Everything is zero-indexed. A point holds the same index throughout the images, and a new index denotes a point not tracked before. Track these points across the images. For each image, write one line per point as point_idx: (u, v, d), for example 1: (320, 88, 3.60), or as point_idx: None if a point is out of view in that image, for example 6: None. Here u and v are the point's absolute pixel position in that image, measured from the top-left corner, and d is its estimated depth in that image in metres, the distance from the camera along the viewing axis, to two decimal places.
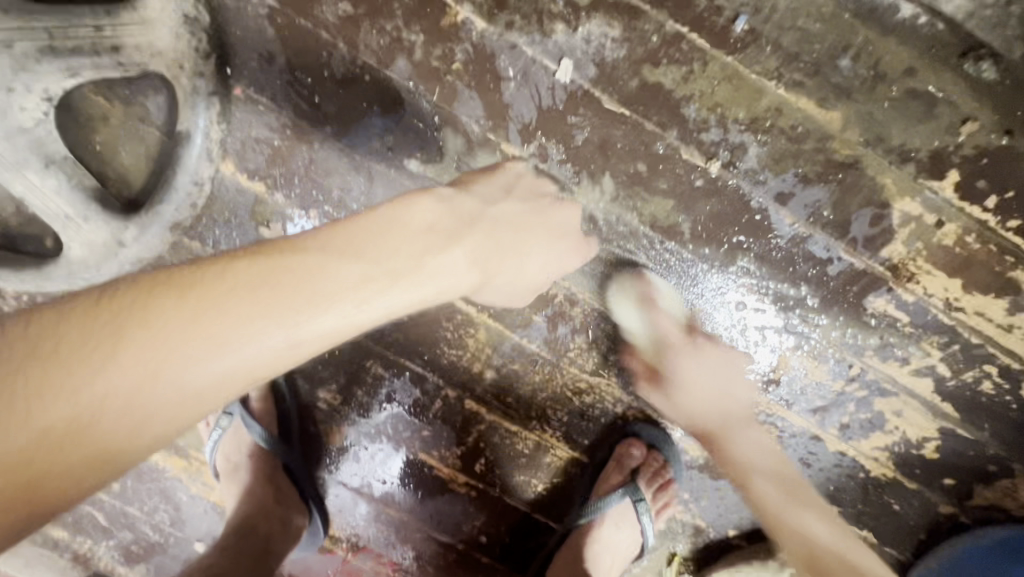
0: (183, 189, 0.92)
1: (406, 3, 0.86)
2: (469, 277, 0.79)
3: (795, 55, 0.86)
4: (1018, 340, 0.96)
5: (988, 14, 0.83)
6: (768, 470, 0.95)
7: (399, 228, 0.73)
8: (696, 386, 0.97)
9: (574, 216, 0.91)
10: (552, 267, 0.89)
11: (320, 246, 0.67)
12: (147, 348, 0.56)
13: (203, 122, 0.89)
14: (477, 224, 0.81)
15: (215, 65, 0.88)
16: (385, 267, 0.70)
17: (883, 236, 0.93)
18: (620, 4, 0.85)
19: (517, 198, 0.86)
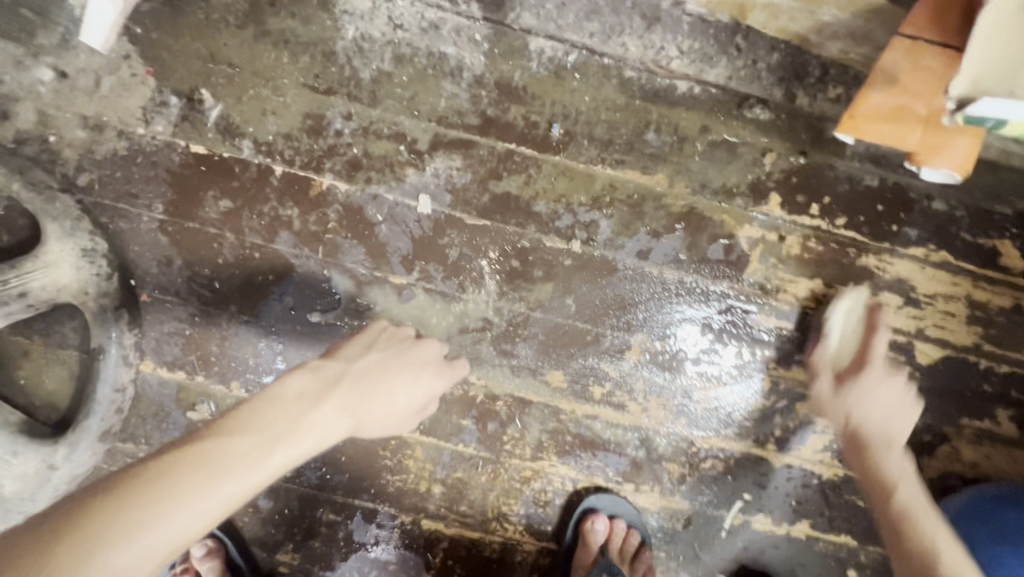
0: (106, 399, 0.96)
1: (277, 187, 1.00)
2: (344, 425, 0.80)
3: (609, 140, 1.02)
4: (891, 316, 1.06)
5: (744, 73, 1.01)
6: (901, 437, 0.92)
7: (270, 402, 0.75)
8: (868, 403, 0.95)
9: (430, 348, 0.95)
10: (420, 396, 0.91)
11: (216, 429, 0.69)
12: (63, 553, 0.53)
13: (116, 332, 0.96)
14: (345, 378, 0.83)
15: (118, 281, 0.97)
16: (269, 434, 0.71)
17: (741, 262, 1.04)
18: (454, 141, 1.01)
19: (377, 350, 0.90)
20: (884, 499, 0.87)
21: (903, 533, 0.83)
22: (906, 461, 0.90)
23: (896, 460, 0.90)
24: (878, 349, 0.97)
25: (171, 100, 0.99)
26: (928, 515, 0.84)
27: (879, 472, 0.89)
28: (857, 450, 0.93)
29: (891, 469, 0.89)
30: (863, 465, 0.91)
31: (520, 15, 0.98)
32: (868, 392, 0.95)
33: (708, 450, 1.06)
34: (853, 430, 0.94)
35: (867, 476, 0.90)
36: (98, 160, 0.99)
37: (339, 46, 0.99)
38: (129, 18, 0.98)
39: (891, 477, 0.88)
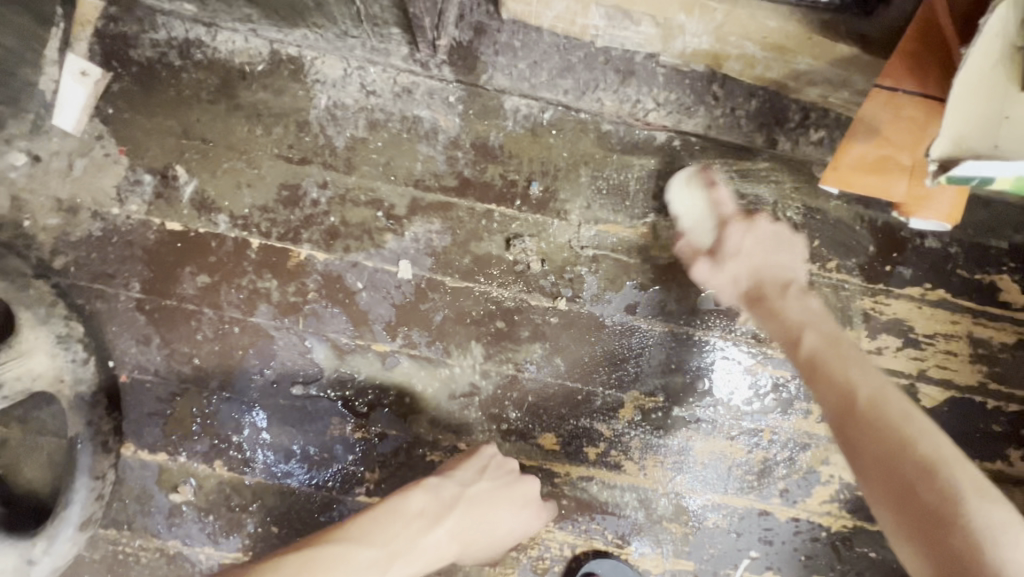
0: (85, 487, 0.93)
1: (254, 259, 0.98)
2: (448, 550, 0.88)
3: (590, 195, 1.00)
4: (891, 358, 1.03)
5: (722, 121, 0.98)
6: (823, 330, 0.82)
7: (394, 514, 0.83)
8: (754, 257, 0.91)
9: (530, 486, 0.95)
10: (517, 528, 0.94)
11: (345, 534, 0.78)
12: None
13: (94, 416, 0.94)
14: (458, 506, 0.89)
15: (96, 364, 0.95)
16: (389, 549, 0.80)
17: (732, 311, 1.01)
18: (432, 205, 0.99)
19: (489, 477, 0.92)
20: (850, 411, 0.70)
21: (886, 455, 0.64)
22: (863, 370, 0.75)
23: (789, 304, 0.86)
24: (791, 307, 0.85)
25: (145, 178, 0.98)
26: (929, 439, 0.64)
27: (832, 386, 0.74)
28: (846, 417, 0.70)
29: (861, 388, 0.71)
30: (840, 423, 0.70)
31: (493, 75, 0.97)
32: (789, 314, 0.85)
33: (709, 507, 1.02)
34: (843, 414, 0.70)
35: (839, 411, 0.71)
36: (74, 241, 0.98)
37: (312, 115, 0.98)
38: (100, 99, 0.98)
39: (869, 408, 0.68)
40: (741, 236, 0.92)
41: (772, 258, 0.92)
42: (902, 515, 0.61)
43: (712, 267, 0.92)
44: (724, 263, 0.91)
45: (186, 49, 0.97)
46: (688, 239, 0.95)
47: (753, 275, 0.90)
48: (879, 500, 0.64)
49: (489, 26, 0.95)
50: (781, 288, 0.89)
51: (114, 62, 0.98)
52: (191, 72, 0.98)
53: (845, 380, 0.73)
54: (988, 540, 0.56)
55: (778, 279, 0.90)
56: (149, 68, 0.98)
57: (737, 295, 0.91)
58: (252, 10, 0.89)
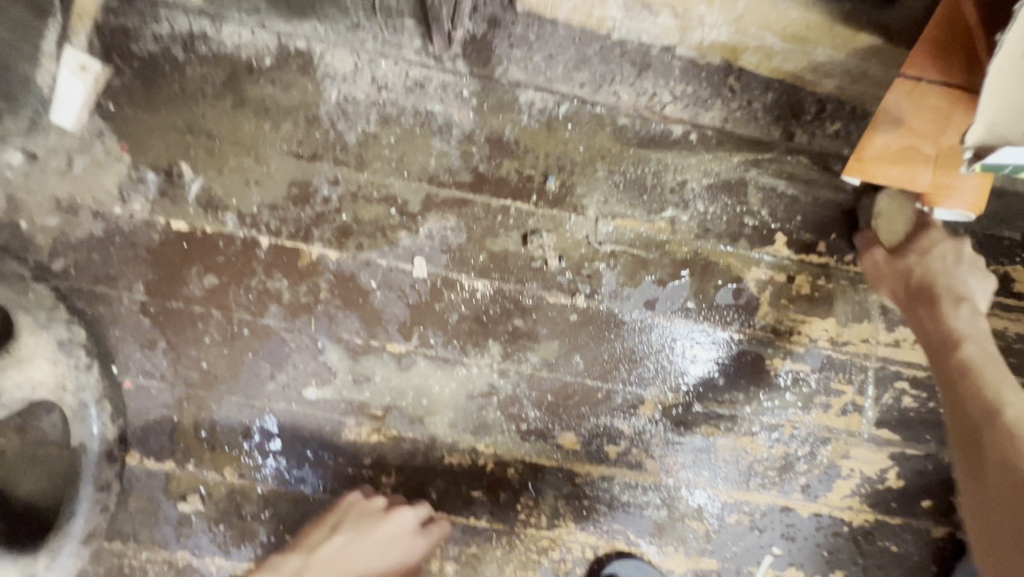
0: (89, 498, 0.89)
1: (263, 259, 0.95)
2: None
3: (608, 189, 0.99)
4: (908, 351, 1.03)
5: (739, 114, 0.98)
6: (982, 337, 0.83)
7: None
8: (953, 265, 0.89)
9: (402, 519, 0.92)
10: (392, 562, 0.93)
11: None
12: None
13: (97, 424, 0.90)
14: (308, 572, 0.88)
15: (99, 370, 0.92)
16: None
17: (751, 306, 1.00)
18: (447, 201, 0.97)
19: (340, 534, 0.90)
20: (986, 421, 0.73)
21: (1006, 466, 0.67)
22: (1018, 392, 0.75)
23: (957, 314, 0.85)
24: (955, 318, 0.85)
25: (148, 176, 0.94)
26: None
27: (978, 381, 0.77)
28: (980, 427, 0.73)
29: (1010, 409, 0.73)
30: (971, 433, 0.74)
31: (508, 68, 0.95)
32: (951, 324, 0.84)
33: (731, 504, 1.01)
34: (974, 419, 0.74)
35: (971, 426, 0.74)
36: (73, 243, 0.94)
37: (322, 110, 0.96)
38: (101, 94, 0.94)
39: (1011, 423, 0.71)
40: (871, 259, 0.94)
41: (954, 268, 0.88)
42: (1015, 524, 0.63)
43: (887, 258, 0.92)
44: (902, 257, 0.91)
45: (189, 42, 0.94)
46: (869, 232, 0.96)
47: (919, 277, 0.88)
48: (994, 507, 0.66)
49: (503, 18, 0.94)
50: (956, 298, 0.86)
51: (114, 56, 0.94)
52: (196, 65, 0.95)
53: (980, 393, 0.76)
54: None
55: (954, 290, 0.87)
56: (151, 63, 0.94)
57: (891, 286, 0.91)
58: None
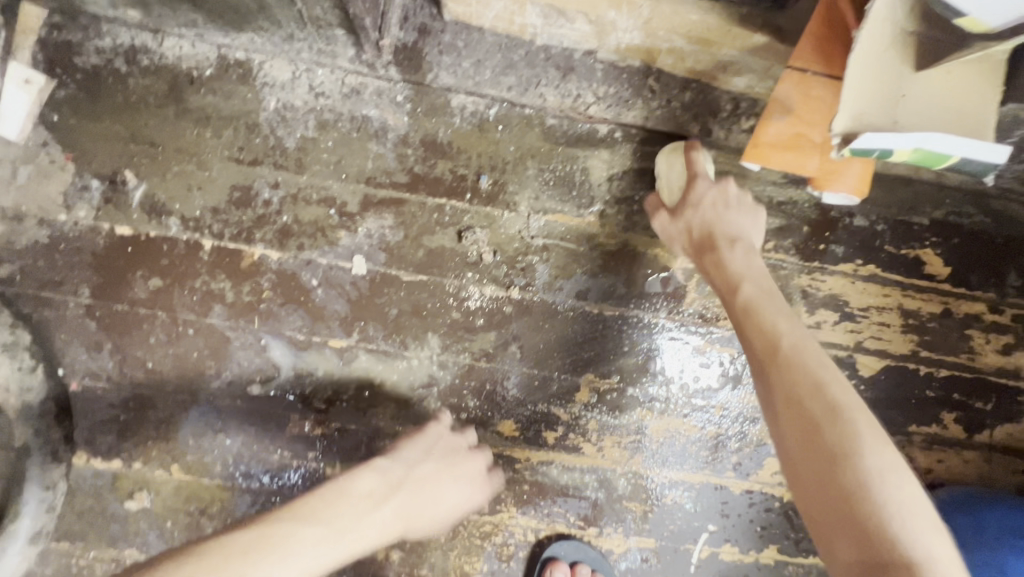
0: (35, 499, 0.91)
1: (207, 260, 0.99)
2: (397, 530, 0.81)
3: (539, 185, 1.04)
4: (829, 332, 1.09)
5: (659, 113, 1.04)
6: (758, 276, 0.84)
7: (340, 494, 0.77)
8: (721, 209, 0.90)
9: (474, 463, 0.94)
10: (456, 507, 0.90)
11: (286, 516, 0.71)
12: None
13: (43, 425, 0.92)
14: (405, 483, 0.84)
15: (44, 371, 0.94)
16: (338, 527, 0.73)
17: (678, 293, 1.05)
18: (384, 201, 1.01)
19: (432, 458, 0.90)
20: (771, 362, 0.72)
21: (796, 397, 0.67)
22: (795, 326, 0.76)
23: (737, 258, 0.86)
24: (736, 260, 0.85)
25: (93, 184, 0.98)
26: (840, 389, 0.66)
27: (758, 328, 0.77)
28: (761, 373, 0.72)
29: (784, 340, 0.73)
30: (759, 376, 0.73)
31: (438, 74, 1.00)
32: (731, 267, 0.85)
33: (666, 483, 1.05)
34: (760, 350, 0.74)
35: (759, 356, 0.74)
36: (19, 249, 0.97)
37: (262, 117, 1.00)
38: (45, 106, 0.98)
39: (790, 357, 0.71)
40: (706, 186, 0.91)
41: (728, 213, 0.90)
42: (805, 452, 0.63)
43: (669, 218, 0.94)
44: (680, 213, 0.92)
45: (131, 55, 0.98)
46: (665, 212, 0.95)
47: (705, 225, 0.90)
48: (782, 439, 0.66)
49: (433, 27, 0.99)
50: (730, 241, 0.88)
51: (58, 69, 0.98)
52: (138, 77, 0.99)
53: (779, 330, 0.75)
54: (869, 484, 0.59)
55: (729, 232, 0.89)
56: (94, 75, 0.98)
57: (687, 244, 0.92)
58: (196, 14, 0.91)
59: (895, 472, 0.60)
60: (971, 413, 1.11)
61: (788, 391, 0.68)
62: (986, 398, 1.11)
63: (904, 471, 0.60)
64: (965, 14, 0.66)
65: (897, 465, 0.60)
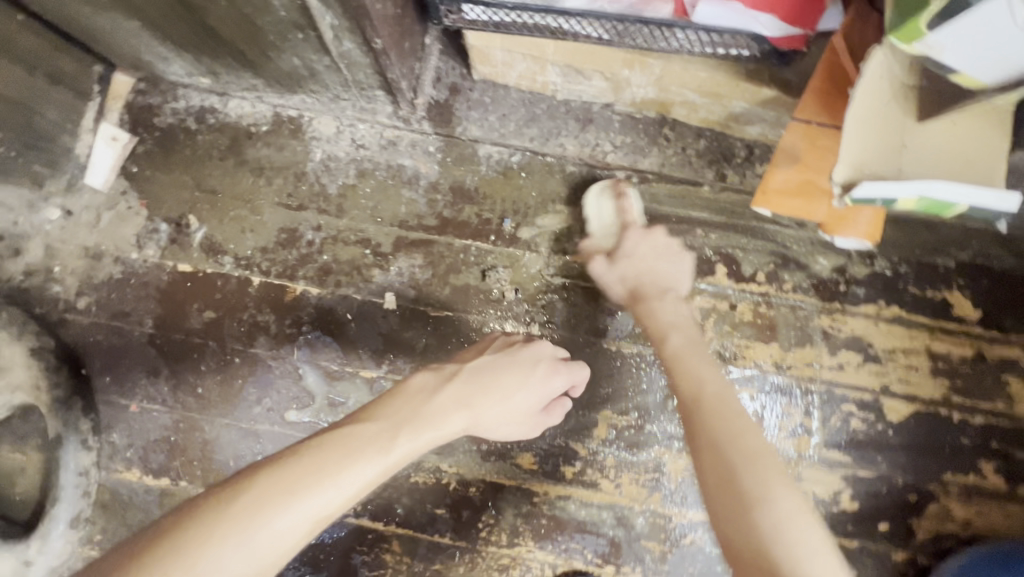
0: (71, 484, 1.01)
1: (255, 295, 1.09)
2: (461, 415, 0.84)
3: (559, 227, 1.10)
4: (853, 373, 1.07)
5: (674, 160, 1.09)
6: (687, 336, 0.93)
7: (397, 394, 0.83)
8: (644, 262, 1.01)
9: (539, 348, 0.94)
10: (534, 396, 0.92)
11: (350, 418, 0.78)
12: (264, 488, 0.66)
13: (71, 418, 1.02)
14: (461, 374, 0.88)
15: (67, 372, 1.04)
16: (396, 421, 0.78)
17: (695, 332, 1.08)
18: (415, 243, 1.10)
19: (488, 353, 0.92)
20: (691, 407, 0.82)
21: (715, 451, 0.76)
22: (718, 377, 0.86)
23: (664, 307, 0.97)
24: (662, 313, 0.96)
25: (161, 226, 1.11)
26: (752, 437, 0.77)
27: (685, 380, 0.86)
28: (686, 416, 0.82)
29: (705, 390, 0.83)
30: (687, 417, 0.82)
31: (467, 127, 1.10)
32: (657, 318, 0.95)
33: (686, 524, 1.05)
34: (684, 401, 0.83)
35: (685, 405, 0.83)
36: (97, 283, 1.10)
37: (309, 167, 1.12)
38: (126, 159, 1.12)
39: (712, 405, 0.81)
40: (641, 237, 1.02)
41: (657, 269, 1.01)
42: (716, 478, 0.74)
43: (605, 263, 1.02)
44: (616, 260, 1.02)
45: (202, 115, 1.13)
46: (589, 241, 1.05)
47: (635, 277, 1.00)
48: (707, 496, 0.75)
49: (463, 86, 1.10)
50: (661, 291, 0.99)
51: (140, 128, 1.13)
52: (205, 133, 1.13)
53: (693, 381, 0.85)
54: (779, 526, 0.69)
55: (661, 284, 1.00)
56: (169, 132, 1.13)
57: (623, 293, 1.01)
58: (257, 80, 1.04)
59: (794, 520, 0.69)
60: (1011, 462, 1.06)
61: (726, 448, 0.76)
62: None
63: (804, 513, 0.70)
64: (956, 71, 0.69)
65: (801, 510, 0.71)
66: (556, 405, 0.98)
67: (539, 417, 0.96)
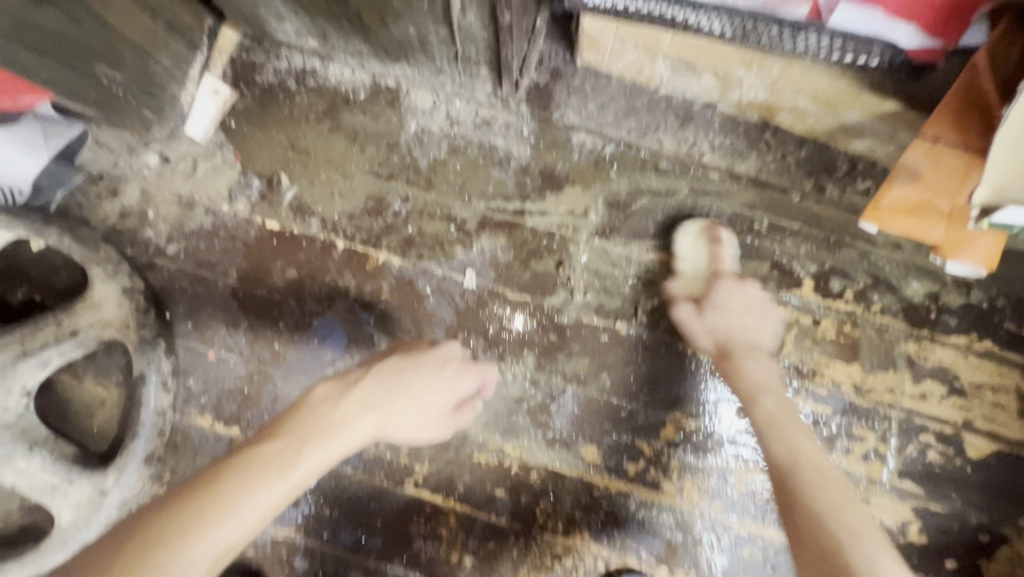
0: (150, 422, 1.04)
1: (338, 259, 1.10)
2: (370, 417, 0.85)
3: (646, 223, 1.09)
4: (936, 405, 1.04)
5: (772, 167, 1.07)
6: (777, 389, 0.95)
7: (297, 409, 0.83)
8: (732, 312, 1.01)
9: (451, 350, 0.97)
10: (449, 395, 0.94)
11: (243, 444, 0.77)
12: (170, 525, 0.66)
13: (155, 358, 1.05)
14: (367, 376, 0.89)
15: (155, 315, 1.07)
16: (295, 440, 0.78)
17: (775, 344, 1.06)
18: (500, 224, 1.10)
19: (397, 354, 0.94)
20: (785, 472, 0.84)
21: (810, 524, 0.77)
22: (806, 440, 0.89)
23: (755, 364, 0.97)
24: (753, 368, 0.96)
25: (253, 182, 1.13)
26: (851, 517, 0.77)
27: (777, 442, 0.88)
28: (780, 484, 0.84)
29: (799, 455, 0.86)
30: (779, 486, 0.84)
31: (564, 113, 1.09)
32: (748, 373, 0.96)
33: (745, 536, 1.03)
34: (780, 466, 0.85)
35: (776, 470, 0.86)
36: (187, 232, 1.12)
37: (402, 138, 1.12)
38: (226, 113, 1.14)
39: (796, 470, 0.84)
40: (730, 290, 1.02)
41: (730, 317, 1.00)
42: (809, 542, 0.76)
43: (692, 310, 1.02)
44: (705, 311, 1.01)
45: (302, 76, 1.14)
46: (676, 283, 1.05)
47: (726, 332, 0.99)
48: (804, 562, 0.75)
49: (564, 71, 1.09)
50: (747, 348, 0.99)
51: (241, 84, 1.15)
52: (304, 95, 1.14)
53: (789, 444, 0.87)
54: None
55: (746, 342, 0.99)
56: (269, 91, 1.14)
57: (709, 345, 1.00)
58: (365, 47, 1.05)
59: None
60: None
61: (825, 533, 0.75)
62: None
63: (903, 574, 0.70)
64: None
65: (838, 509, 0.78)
66: (470, 406, 0.99)
67: (459, 419, 0.97)
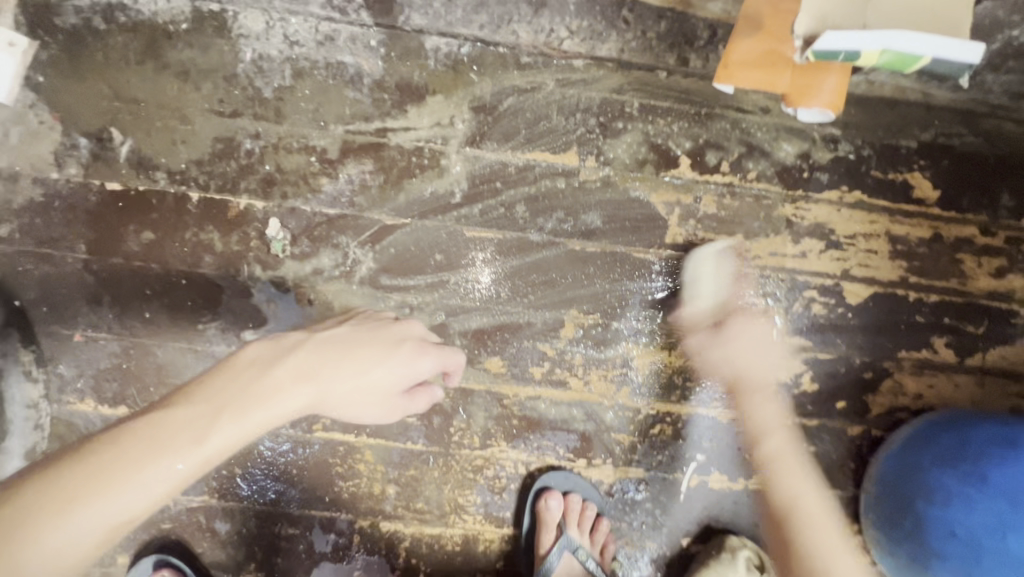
0: (20, 417, 0.98)
1: (195, 213, 1.02)
2: (305, 391, 0.81)
3: (516, 122, 1.04)
4: (816, 260, 1.08)
5: (635, 45, 1.03)
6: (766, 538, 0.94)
7: (225, 370, 0.79)
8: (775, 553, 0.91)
9: (408, 328, 0.95)
10: (395, 378, 0.91)
11: (164, 402, 0.75)
12: (83, 470, 0.66)
13: (9, 349, 0.98)
14: (303, 345, 0.85)
15: (2, 302, 0.99)
16: (215, 408, 0.74)
17: (660, 227, 1.06)
18: (364, 147, 1.03)
19: (344, 326, 0.91)
20: None
21: None
22: None
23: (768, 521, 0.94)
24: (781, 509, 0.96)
25: (81, 142, 1.01)
26: None
27: None
28: None
29: None
30: None
31: (410, 16, 1.01)
32: None
33: (653, 415, 1.07)
34: None
35: None
36: (16, 209, 1.01)
37: (240, 69, 1.02)
38: (30, 68, 1.00)
39: None
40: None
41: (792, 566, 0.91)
42: None
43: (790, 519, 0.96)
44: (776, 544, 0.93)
45: (110, 13, 1.00)
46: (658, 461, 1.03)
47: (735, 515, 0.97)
48: None
49: None
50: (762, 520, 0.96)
51: (41, 30, 1.00)
52: (117, 34, 1.01)
53: None
54: None
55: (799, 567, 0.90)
56: (75, 35, 1.00)
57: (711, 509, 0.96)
58: None
59: None
60: (962, 336, 1.09)
61: None
62: (978, 321, 1.09)
63: None
64: None
65: None
66: (423, 391, 0.96)
67: (398, 403, 0.94)
